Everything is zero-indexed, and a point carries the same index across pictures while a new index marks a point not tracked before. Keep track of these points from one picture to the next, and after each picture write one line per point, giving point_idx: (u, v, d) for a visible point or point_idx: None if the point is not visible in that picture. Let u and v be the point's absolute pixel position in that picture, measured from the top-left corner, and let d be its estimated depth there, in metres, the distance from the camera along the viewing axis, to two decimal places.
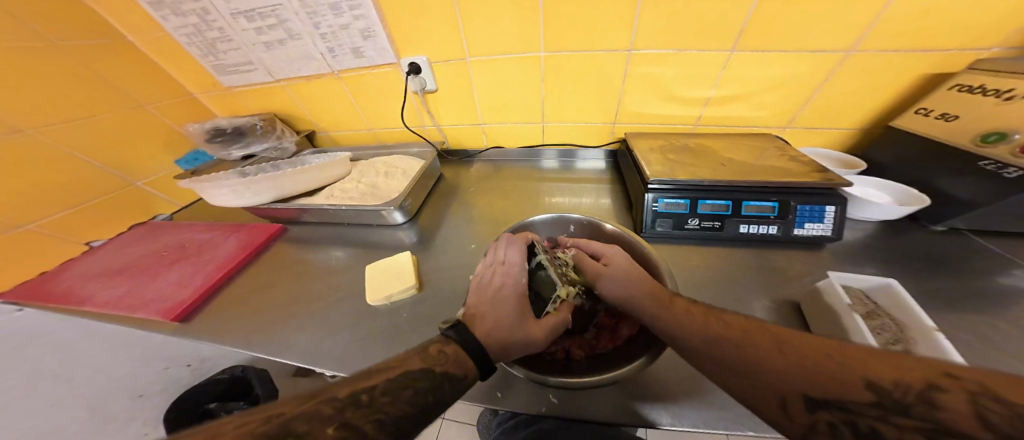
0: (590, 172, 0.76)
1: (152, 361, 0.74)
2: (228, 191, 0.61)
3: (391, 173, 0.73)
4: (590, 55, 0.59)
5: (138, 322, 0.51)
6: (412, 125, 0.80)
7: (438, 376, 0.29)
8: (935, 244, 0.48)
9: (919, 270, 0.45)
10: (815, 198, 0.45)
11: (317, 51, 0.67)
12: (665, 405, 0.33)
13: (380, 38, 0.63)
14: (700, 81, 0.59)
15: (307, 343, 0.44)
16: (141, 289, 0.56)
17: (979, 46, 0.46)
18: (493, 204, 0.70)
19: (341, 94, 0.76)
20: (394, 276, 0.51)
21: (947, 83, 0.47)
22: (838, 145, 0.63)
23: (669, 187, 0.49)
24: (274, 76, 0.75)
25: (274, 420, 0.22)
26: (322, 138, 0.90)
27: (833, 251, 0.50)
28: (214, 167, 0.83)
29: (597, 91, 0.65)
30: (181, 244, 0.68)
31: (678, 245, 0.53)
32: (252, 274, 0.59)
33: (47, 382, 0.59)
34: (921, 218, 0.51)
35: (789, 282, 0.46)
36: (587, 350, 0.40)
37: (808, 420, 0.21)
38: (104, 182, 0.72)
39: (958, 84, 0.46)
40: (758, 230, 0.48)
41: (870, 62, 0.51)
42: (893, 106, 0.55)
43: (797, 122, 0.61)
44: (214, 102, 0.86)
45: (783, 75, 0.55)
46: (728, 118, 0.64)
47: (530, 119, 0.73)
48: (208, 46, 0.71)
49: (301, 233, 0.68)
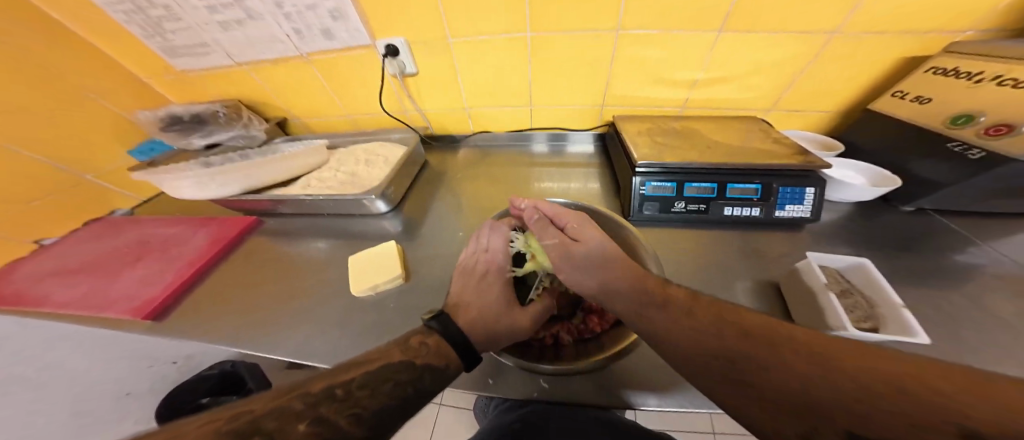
0: (579, 157, 0.75)
1: (137, 360, 0.70)
2: (191, 183, 0.57)
3: (372, 161, 0.70)
4: (576, 36, 0.57)
5: (106, 321, 0.48)
6: (393, 110, 0.76)
7: (419, 368, 0.29)
8: (903, 223, 0.51)
9: (887, 247, 0.48)
10: (796, 180, 0.46)
11: (282, 33, 0.62)
12: (651, 388, 0.34)
13: (351, 19, 0.58)
14: (687, 63, 0.58)
15: (289, 341, 0.43)
16: (104, 288, 0.52)
17: (948, 29, 0.47)
18: (481, 192, 0.68)
19: (312, 80, 0.71)
20: (379, 267, 0.49)
21: (923, 65, 0.49)
22: (818, 128, 0.64)
23: (657, 170, 0.49)
24: (235, 59, 0.69)
25: (241, 418, 0.21)
26: (295, 125, 0.84)
27: (811, 231, 0.52)
28: (175, 157, 0.77)
29: (584, 74, 0.63)
30: (143, 239, 0.63)
31: (665, 228, 0.54)
32: (226, 270, 0.56)
33: (23, 389, 0.54)
34: (892, 198, 0.53)
35: (769, 262, 0.47)
36: (574, 335, 0.40)
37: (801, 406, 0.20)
38: (48, 175, 0.65)
39: (932, 67, 0.48)
40: (742, 212, 0.49)
41: (851, 45, 0.51)
42: (869, 88, 0.56)
43: (780, 105, 0.61)
44: (168, 88, 0.78)
45: (767, 58, 0.55)
46: (714, 101, 0.63)
47: (517, 103, 0.71)
48: (153, 26, 0.64)
49: (278, 226, 0.65)
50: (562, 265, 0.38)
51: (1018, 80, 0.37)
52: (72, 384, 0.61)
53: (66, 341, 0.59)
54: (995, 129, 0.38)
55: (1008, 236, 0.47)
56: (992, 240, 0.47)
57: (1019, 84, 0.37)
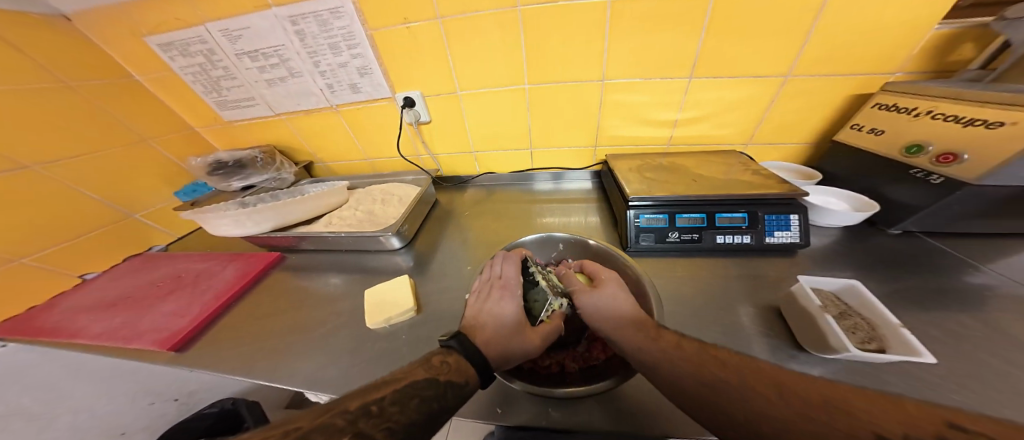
0: (577, 192, 0.80)
1: (137, 398, 0.70)
2: (230, 221, 0.63)
3: (388, 200, 0.76)
4: (569, 85, 0.66)
5: (131, 353, 0.51)
6: (407, 154, 0.84)
7: (442, 384, 0.31)
8: (894, 246, 0.52)
9: (880, 270, 0.49)
10: (779, 208, 0.50)
11: (316, 87, 0.72)
12: (658, 416, 0.34)
13: (376, 74, 0.68)
14: (668, 105, 0.65)
15: (303, 371, 0.45)
16: (136, 319, 0.56)
17: (891, 72, 0.54)
18: (487, 227, 0.73)
19: (339, 127, 0.81)
20: (393, 299, 0.52)
21: (868, 102, 0.54)
22: (799, 159, 0.69)
23: (648, 203, 0.53)
24: (275, 110, 0.79)
25: (291, 435, 0.23)
26: (320, 168, 0.93)
27: (803, 256, 0.54)
28: (212, 198, 0.86)
29: (576, 117, 0.70)
30: (178, 273, 0.68)
31: (662, 258, 0.56)
32: (248, 303, 0.59)
33: (17, 422, 0.57)
34: (878, 222, 0.55)
35: (766, 287, 0.48)
36: (579, 363, 0.43)
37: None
38: (102, 215, 0.74)
39: (877, 103, 0.53)
40: (734, 240, 0.51)
41: (812, 86, 0.57)
42: (837, 124, 0.62)
43: (757, 139, 0.67)
44: (216, 135, 0.89)
45: (738, 99, 0.61)
46: (698, 138, 0.69)
47: (518, 145, 0.78)
48: (212, 84, 0.75)
49: (299, 261, 0.70)
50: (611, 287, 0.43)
51: (948, 115, 0.42)
52: (71, 419, 0.63)
53: (84, 369, 0.64)
54: (943, 157, 0.42)
55: (1003, 259, 0.47)
56: (986, 262, 0.47)
57: (949, 118, 0.42)
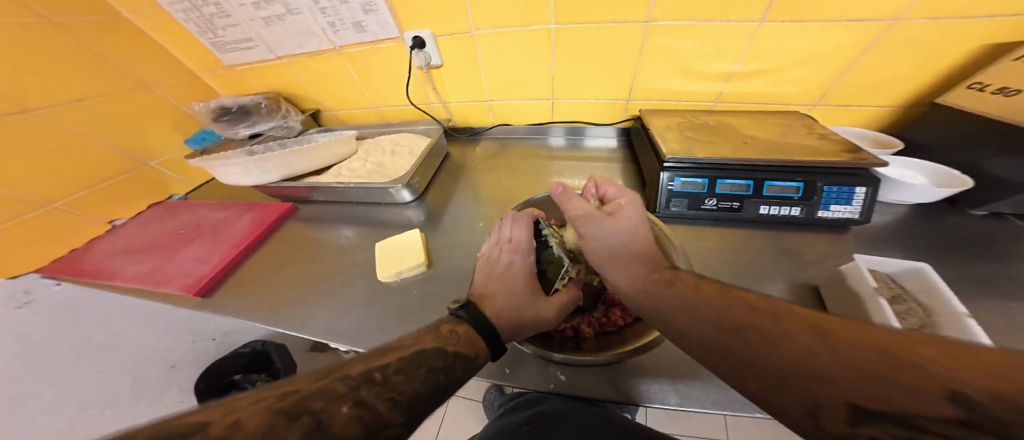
0: (601, 151, 0.73)
1: (182, 336, 0.79)
2: (237, 169, 0.61)
3: (398, 152, 0.72)
4: (604, 28, 0.55)
5: (164, 296, 0.53)
6: (418, 102, 0.77)
7: (450, 356, 0.30)
8: (972, 228, 0.46)
9: (951, 254, 0.43)
10: (843, 179, 0.43)
11: (317, 27, 0.65)
12: (674, 388, 0.33)
13: (381, 12, 0.60)
14: (723, 55, 0.55)
15: (320, 320, 0.45)
16: (163, 265, 0.58)
17: None
18: (500, 185, 0.68)
19: (345, 72, 0.74)
20: (404, 254, 0.51)
21: (1011, 54, 0.42)
22: (872, 124, 0.58)
23: (687, 166, 0.47)
24: (276, 53, 0.73)
25: (290, 397, 0.22)
26: (328, 117, 0.88)
27: (857, 234, 0.48)
28: (222, 146, 0.84)
29: (608, 64, 0.61)
30: (197, 221, 0.69)
31: (693, 225, 0.52)
32: (265, 253, 0.60)
33: (92, 352, 0.65)
34: (959, 200, 0.48)
35: (808, 265, 0.44)
36: (595, 328, 0.41)
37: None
38: (120, 161, 0.73)
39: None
40: (780, 211, 0.46)
41: (914, 33, 0.46)
42: (937, 81, 0.50)
43: (828, 100, 0.57)
44: (219, 80, 0.85)
45: (813, 48, 0.50)
46: (752, 95, 0.59)
47: (539, 96, 0.70)
48: (206, 23, 0.70)
49: (312, 212, 0.69)
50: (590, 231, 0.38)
51: None
52: (131, 351, 0.70)
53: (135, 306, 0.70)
54: None
55: None
56: None
57: None
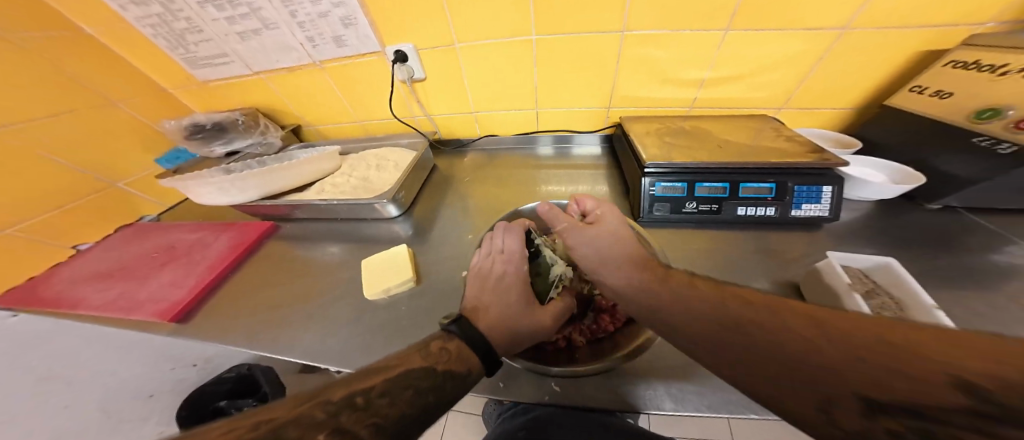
0: (585, 159, 0.75)
1: (159, 362, 0.75)
2: (214, 188, 0.59)
3: (383, 166, 0.71)
4: (582, 39, 0.57)
5: (134, 325, 0.50)
6: (402, 116, 0.77)
7: (439, 375, 0.29)
8: (928, 220, 0.49)
9: (912, 247, 0.46)
10: (811, 179, 0.45)
11: (295, 40, 0.64)
12: (667, 392, 0.34)
13: (361, 25, 0.60)
14: (695, 64, 0.57)
15: (304, 342, 0.44)
16: (133, 291, 0.55)
17: (980, 22, 0.45)
18: (488, 195, 0.69)
19: (326, 87, 0.73)
20: (392, 269, 0.50)
21: (941, 59, 0.46)
22: (835, 125, 0.62)
23: (666, 171, 0.48)
24: (252, 68, 0.72)
25: (265, 425, 0.22)
26: (309, 132, 0.86)
27: (828, 231, 0.50)
28: (197, 165, 0.81)
29: (588, 74, 0.63)
30: (170, 244, 0.66)
31: (677, 229, 0.53)
32: (245, 273, 0.57)
33: (57, 386, 0.60)
34: (915, 195, 0.52)
35: (787, 264, 0.46)
36: (587, 335, 0.41)
37: (769, 392, 0.20)
38: (83, 184, 0.69)
39: (951, 61, 0.45)
40: (756, 212, 0.48)
41: (866, 40, 0.50)
42: (887, 85, 0.54)
43: (793, 103, 0.60)
44: (192, 96, 0.82)
45: (775, 57, 0.54)
46: (725, 101, 0.62)
47: (523, 106, 0.71)
48: (176, 38, 0.67)
49: (294, 230, 0.67)
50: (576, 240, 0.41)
51: None
52: (103, 380, 0.66)
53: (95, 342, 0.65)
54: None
55: None
56: None
57: None
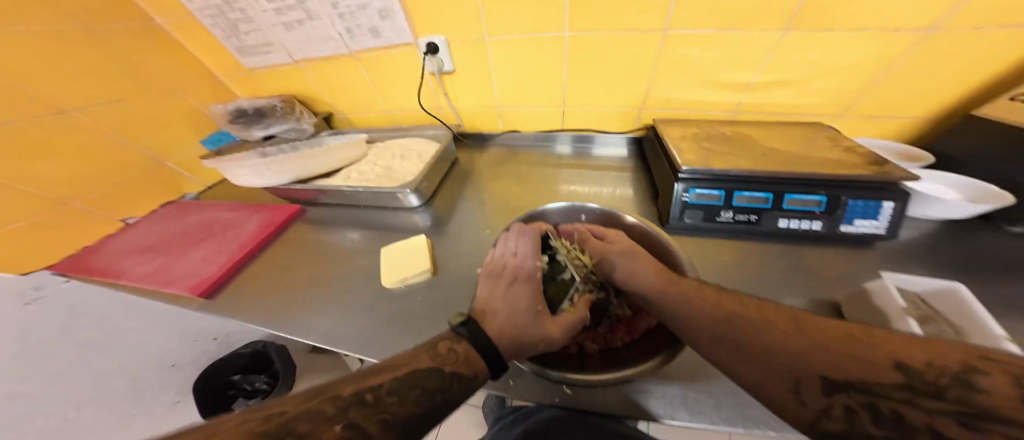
0: (611, 159, 0.72)
1: (182, 338, 0.82)
2: (249, 171, 0.62)
3: (407, 156, 0.72)
4: (620, 36, 0.55)
5: (171, 296, 0.53)
6: (429, 107, 0.77)
7: (447, 376, 0.29)
8: (1012, 247, 0.43)
9: (993, 275, 0.40)
10: (870, 193, 0.40)
11: (334, 31, 0.66)
12: (683, 403, 0.31)
13: (397, 18, 0.61)
14: (743, 65, 0.54)
15: (322, 325, 0.45)
16: (171, 266, 0.59)
17: None
18: (508, 191, 0.68)
19: (359, 77, 0.75)
20: (409, 259, 0.50)
21: None
22: (900, 136, 0.56)
23: (700, 177, 0.45)
24: (294, 56, 0.75)
25: (274, 420, 0.22)
26: (340, 120, 0.89)
27: (885, 251, 0.45)
28: (236, 148, 0.85)
29: (624, 72, 0.60)
30: (208, 222, 0.70)
31: (706, 239, 0.50)
32: (272, 254, 0.60)
33: (97, 352, 0.66)
34: (996, 218, 0.46)
35: (833, 283, 0.42)
36: (601, 344, 0.40)
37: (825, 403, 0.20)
38: (139, 161, 0.75)
39: None
40: (800, 225, 0.44)
41: (952, 45, 0.44)
42: (972, 94, 0.48)
43: (852, 111, 0.55)
44: (237, 83, 0.87)
45: (836, 61, 0.49)
46: (771, 105, 0.58)
47: (550, 102, 0.69)
48: (229, 28, 0.72)
49: (320, 214, 0.69)
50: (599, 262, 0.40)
51: None
52: (134, 352, 0.72)
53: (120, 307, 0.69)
54: None
55: None
56: None
57: None
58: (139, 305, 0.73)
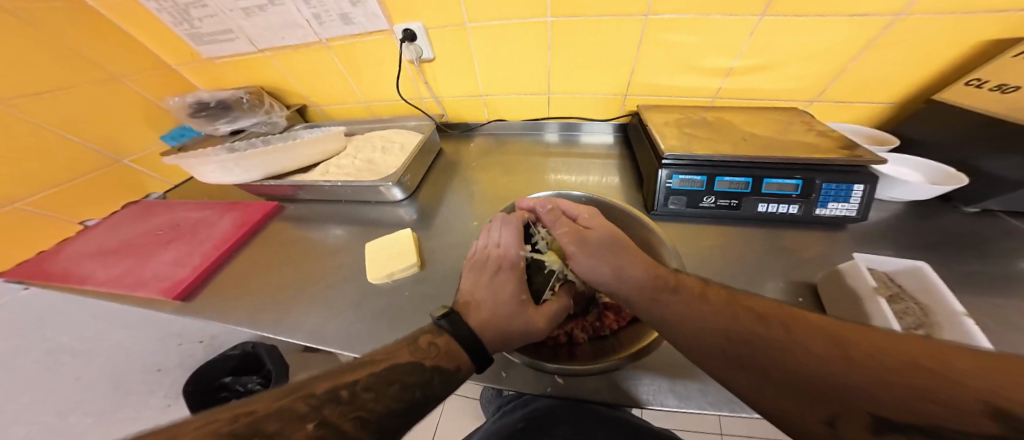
0: (596, 147, 0.72)
1: (166, 340, 0.77)
2: (217, 167, 0.58)
3: (388, 148, 0.69)
4: (601, 22, 0.54)
5: (138, 301, 0.50)
6: (409, 97, 0.75)
7: (427, 370, 0.28)
8: (963, 224, 0.46)
9: (947, 251, 0.43)
10: (843, 176, 0.42)
11: (301, 17, 0.62)
12: (670, 388, 0.32)
13: (369, 1, 0.57)
14: (722, 51, 0.54)
15: (304, 325, 0.43)
16: (136, 269, 0.55)
17: None
18: (495, 181, 0.67)
19: (332, 66, 0.71)
20: (394, 254, 0.49)
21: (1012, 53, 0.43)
22: (869, 121, 0.59)
23: (685, 162, 0.46)
24: (257, 45, 0.70)
25: (242, 420, 0.21)
26: (314, 112, 0.84)
27: (852, 231, 0.48)
28: (200, 143, 0.80)
29: (606, 59, 0.59)
30: (174, 222, 0.66)
31: (690, 224, 0.51)
32: (248, 254, 0.57)
33: (69, 358, 0.63)
34: (951, 198, 0.49)
35: (804, 263, 0.44)
36: (589, 332, 0.40)
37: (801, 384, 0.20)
38: (90, 159, 0.69)
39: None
40: (778, 209, 0.46)
41: (916, 30, 0.46)
42: (934, 79, 0.51)
43: (825, 96, 0.56)
44: (198, 73, 0.81)
45: (810, 46, 0.50)
46: (749, 92, 0.59)
47: (533, 91, 0.68)
48: (181, 12, 0.66)
49: (298, 211, 0.66)
50: (575, 250, 0.39)
51: None
52: (111, 357, 0.68)
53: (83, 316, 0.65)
54: None
55: None
56: None
57: None
58: (106, 311, 0.68)
